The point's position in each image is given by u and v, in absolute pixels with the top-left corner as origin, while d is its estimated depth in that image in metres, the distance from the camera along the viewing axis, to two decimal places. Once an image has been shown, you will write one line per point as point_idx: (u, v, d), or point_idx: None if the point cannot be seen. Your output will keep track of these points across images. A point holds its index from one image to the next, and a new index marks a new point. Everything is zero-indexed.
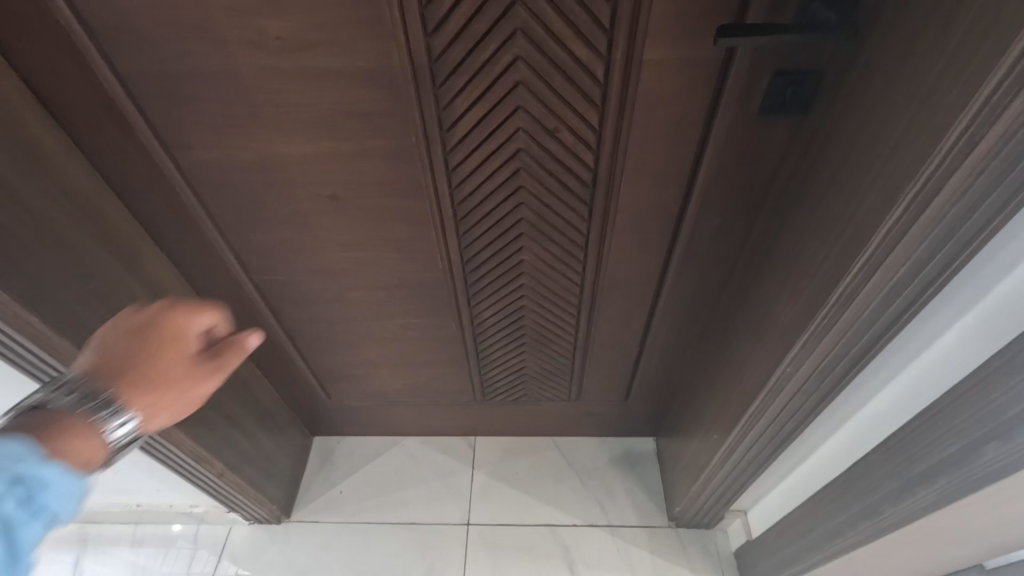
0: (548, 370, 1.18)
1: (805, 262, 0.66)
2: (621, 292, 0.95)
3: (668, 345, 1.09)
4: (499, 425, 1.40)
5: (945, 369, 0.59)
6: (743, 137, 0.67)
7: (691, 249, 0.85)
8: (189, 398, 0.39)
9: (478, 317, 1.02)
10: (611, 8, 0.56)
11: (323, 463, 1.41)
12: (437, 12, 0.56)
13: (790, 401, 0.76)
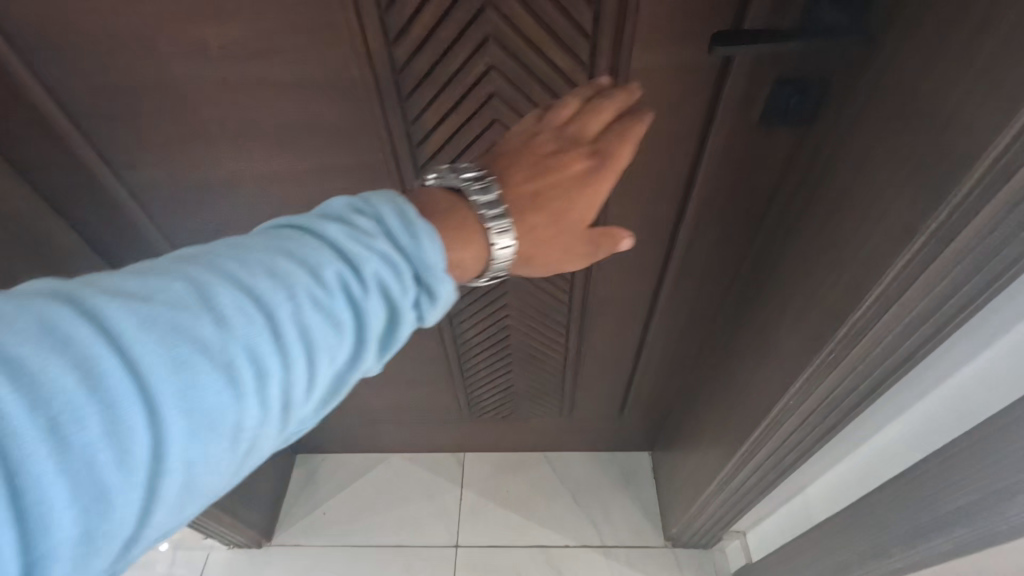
0: (539, 387, 1.12)
1: (810, 287, 0.61)
2: (614, 308, 0.90)
3: (664, 361, 1.03)
4: (489, 441, 1.34)
5: (967, 405, 0.54)
6: (742, 150, 0.61)
7: (687, 263, 0.79)
8: (560, 256, 0.45)
9: (462, 334, 0.96)
10: (595, 11, 0.50)
11: (306, 482, 1.36)
12: (400, 17, 0.50)
13: (793, 432, 0.71)
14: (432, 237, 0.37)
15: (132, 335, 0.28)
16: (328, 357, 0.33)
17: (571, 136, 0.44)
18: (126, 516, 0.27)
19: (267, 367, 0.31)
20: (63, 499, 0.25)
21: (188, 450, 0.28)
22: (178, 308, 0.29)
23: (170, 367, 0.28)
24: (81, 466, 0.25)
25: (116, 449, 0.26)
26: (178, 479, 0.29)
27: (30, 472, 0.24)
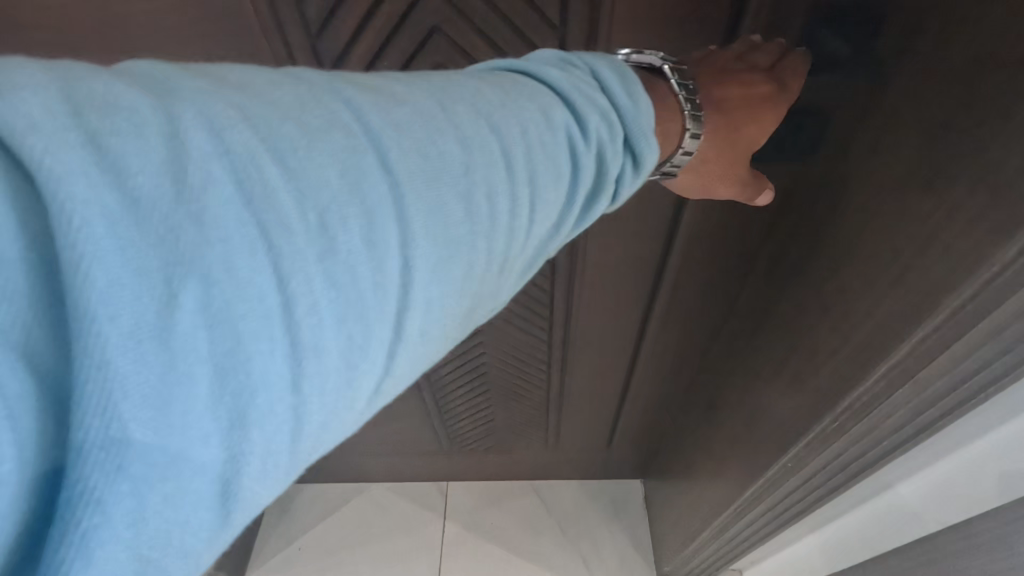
0: (521, 421, 1.06)
1: (803, 342, 0.55)
2: (598, 343, 0.84)
3: (653, 393, 0.97)
4: (472, 472, 1.28)
5: (988, 482, 0.48)
6: None
7: (675, 295, 0.74)
8: (721, 173, 0.44)
9: (435, 373, 0.90)
10: (559, 37, 0.43)
11: (280, 515, 1.29)
12: (334, 46, 0.43)
13: (788, 491, 0.65)
14: (642, 99, 0.35)
15: (392, 143, 0.25)
16: (554, 203, 0.31)
17: (749, 64, 0.42)
18: (381, 351, 0.24)
19: (507, 198, 0.28)
20: (330, 316, 0.22)
21: (440, 283, 0.26)
22: (429, 121, 0.26)
23: (429, 182, 0.25)
24: (350, 282, 0.22)
25: (382, 267, 0.23)
26: (423, 319, 0.26)
27: (302, 277, 0.21)
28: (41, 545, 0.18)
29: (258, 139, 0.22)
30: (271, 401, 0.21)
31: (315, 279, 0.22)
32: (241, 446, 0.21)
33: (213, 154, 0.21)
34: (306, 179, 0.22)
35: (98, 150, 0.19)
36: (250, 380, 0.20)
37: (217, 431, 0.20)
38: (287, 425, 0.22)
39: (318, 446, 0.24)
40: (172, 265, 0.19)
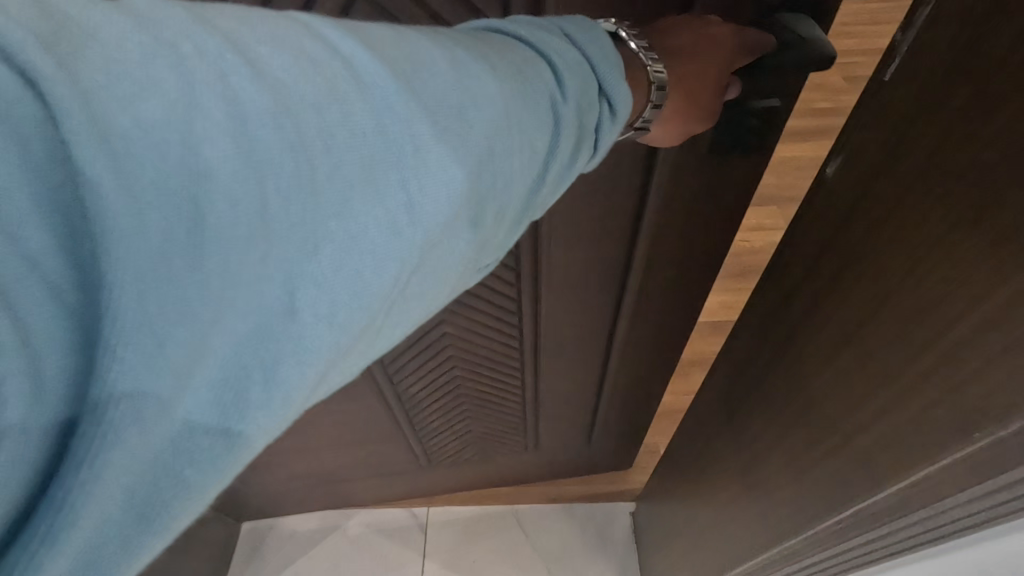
0: (493, 430, 1.29)
1: (829, 360, 0.58)
2: (565, 353, 1.09)
3: (624, 384, 1.20)
4: (464, 472, 1.39)
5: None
6: (699, 179, 0.80)
7: (640, 299, 1.00)
8: (686, 125, 0.64)
9: (406, 391, 1.11)
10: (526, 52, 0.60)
11: (253, 553, 1.42)
12: None
13: (758, 482, 0.72)
14: (609, 51, 0.46)
15: (428, 104, 0.32)
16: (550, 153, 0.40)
17: (713, 37, 0.61)
18: (439, 258, 0.34)
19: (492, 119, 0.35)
20: (382, 187, 0.30)
21: (477, 213, 0.35)
22: (452, 87, 0.34)
23: (461, 135, 0.33)
24: (421, 203, 0.31)
25: (441, 196, 0.32)
26: (465, 240, 0.35)
27: (356, 157, 0.29)
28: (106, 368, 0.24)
29: (342, 95, 0.29)
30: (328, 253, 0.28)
31: (391, 202, 0.30)
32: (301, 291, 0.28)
33: (314, 104, 0.28)
34: (366, 132, 0.30)
35: (249, 103, 0.27)
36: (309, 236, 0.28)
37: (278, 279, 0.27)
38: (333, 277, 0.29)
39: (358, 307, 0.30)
40: (301, 186, 0.27)
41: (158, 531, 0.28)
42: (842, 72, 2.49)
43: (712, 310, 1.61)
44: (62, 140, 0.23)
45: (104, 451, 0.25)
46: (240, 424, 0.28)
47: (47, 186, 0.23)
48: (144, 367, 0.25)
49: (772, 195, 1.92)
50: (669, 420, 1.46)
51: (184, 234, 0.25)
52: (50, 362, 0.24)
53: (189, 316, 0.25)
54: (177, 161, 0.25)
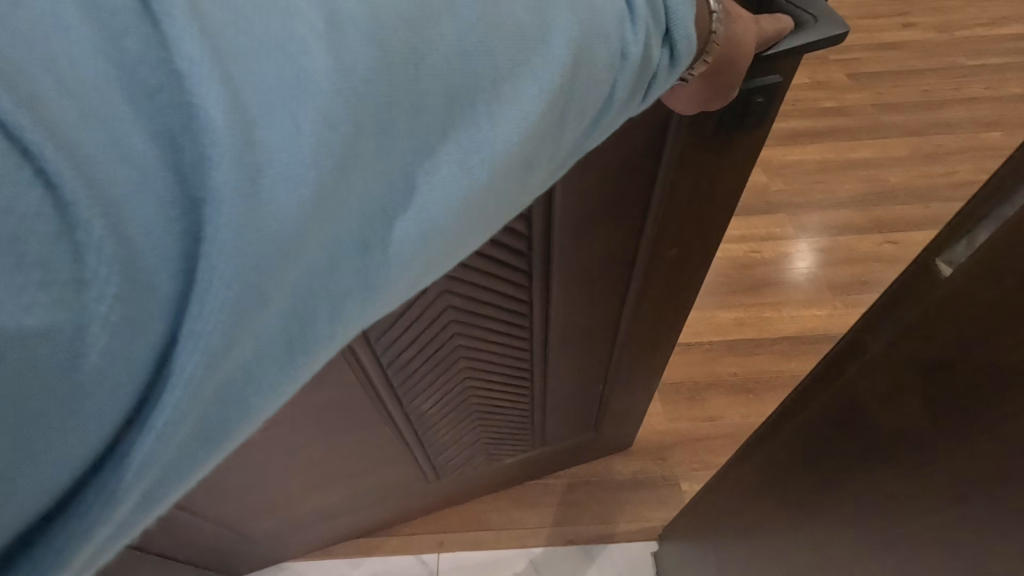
0: (504, 433, 1.30)
1: (856, 377, 0.57)
2: (574, 345, 1.14)
3: (629, 370, 1.25)
4: (474, 481, 1.39)
5: None
6: (704, 168, 0.89)
7: (645, 284, 1.07)
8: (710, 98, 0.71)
9: (416, 408, 1.09)
10: None
11: None
12: None
13: (824, 568, 0.64)
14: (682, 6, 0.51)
15: (490, 53, 0.37)
16: (595, 104, 0.46)
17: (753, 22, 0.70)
18: (483, 202, 0.40)
19: (549, 70, 0.40)
20: (452, 129, 0.37)
21: (519, 160, 0.41)
22: (517, 32, 0.38)
23: (533, 75, 0.40)
24: (477, 150, 0.38)
25: (491, 143, 0.39)
26: (506, 186, 0.41)
27: (435, 103, 0.36)
28: (195, 293, 0.29)
29: (428, 42, 0.35)
30: (405, 188, 0.36)
31: (450, 148, 0.37)
32: (391, 213, 0.36)
33: (404, 51, 0.34)
34: (446, 77, 0.36)
35: (346, 44, 0.32)
36: (393, 168, 0.35)
37: (368, 205, 0.35)
38: (412, 206, 0.36)
39: (429, 231, 0.37)
40: (382, 127, 0.33)
41: (221, 439, 0.34)
42: (845, 70, 2.42)
43: (726, 328, 1.56)
44: (177, 79, 0.28)
45: (197, 364, 0.30)
46: (311, 336, 0.35)
47: (155, 119, 0.28)
48: (237, 291, 0.30)
49: (781, 203, 1.85)
50: (687, 448, 1.40)
51: (279, 165, 0.30)
52: (162, 282, 0.28)
53: (282, 238, 0.30)
54: (285, 106, 0.30)
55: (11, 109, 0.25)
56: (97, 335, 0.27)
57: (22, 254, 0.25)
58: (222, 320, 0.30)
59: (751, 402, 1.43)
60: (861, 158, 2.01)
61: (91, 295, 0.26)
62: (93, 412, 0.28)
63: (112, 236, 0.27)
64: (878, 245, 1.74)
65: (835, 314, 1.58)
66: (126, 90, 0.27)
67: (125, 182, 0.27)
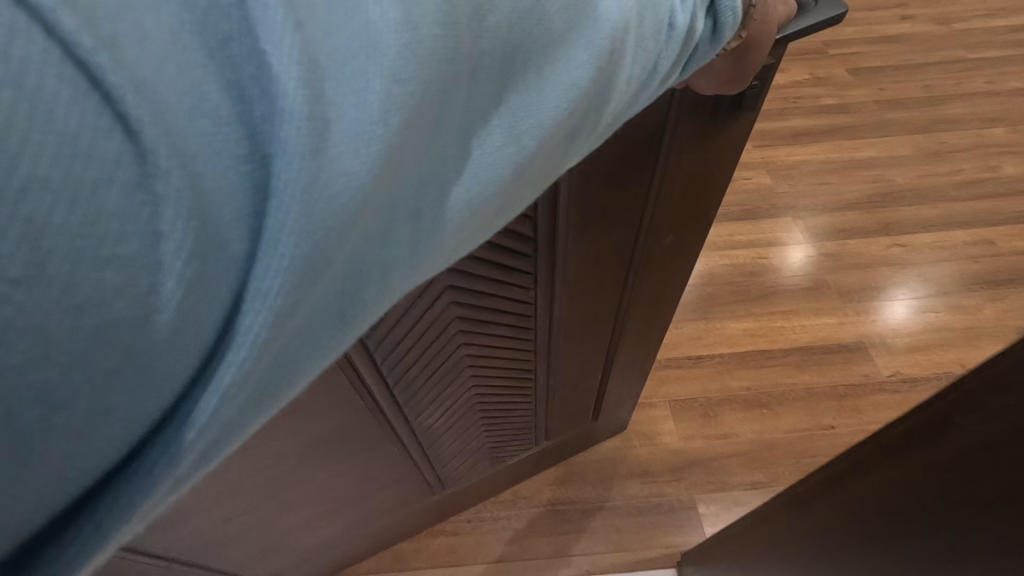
0: (509, 435, 1.26)
1: (935, 451, 0.52)
2: (577, 342, 1.11)
3: (628, 356, 1.24)
4: (479, 488, 1.34)
5: None
6: (701, 152, 0.88)
7: (643, 273, 1.05)
8: (732, 80, 0.70)
9: (422, 423, 1.04)
10: None
11: None
12: None
13: None
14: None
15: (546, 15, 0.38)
16: (642, 73, 0.46)
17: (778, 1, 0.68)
18: (527, 171, 0.41)
19: (597, 38, 0.41)
20: (504, 92, 0.38)
21: (563, 128, 0.42)
22: None
23: (589, 40, 0.40)
24: (526, 115, 0.39)
25: (541, 107, 0.39)
26: (548, 153, 0.42)
27: (491, 64, 0.36)
28: (263, 251, 0.29)
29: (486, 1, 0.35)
30: (457, 152, 0.37)
31: (501, 113, 0.38)
32: (443, 177, 0.37)
33: (468, 8, 0.34)
34: (505, 38, 0.36)
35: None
36: (448, 131, 0.36)
37: (423, 168, 0.35)
38: (463, 169, 0.38)
39: (478, 195, 0.38)
40: (444, 87, 0.34)
41: (274, 398, 0.35)
42: (845, 66, 2.38)
43: (737, 339, 1.52)
44: (249, 27, 0.28)
45: (262, 323, 0.30)
46: (362, 300, 0.35)
47: (229, 66, 0.28)
48: (304, 251, 0.30)
49: (784, 206, 1.83)
50: (702, 468, 1.36)
51: (348, 124, 0.30)
52: (235, 240, 0.29)
53: (351, 200, 0.30)
54: (352, 59, 0.30)
55: (93, 47, 0.25)
56: (169, 295, 0.28)
57: (101, 207, 0.25)
58: (290, 280, 0.30)
59: (766, 417, 1.40)
60: (864, 158, 1.98)
61: (164, 251, 0.27)
62: (164, 362, 0.29)
63: (187, 185, 0.27)
64: (886, 249, 1.70)
65: (847, 322, 1.55)
66: (203, 39, 0.27)
67: (201, 135, 0.27)
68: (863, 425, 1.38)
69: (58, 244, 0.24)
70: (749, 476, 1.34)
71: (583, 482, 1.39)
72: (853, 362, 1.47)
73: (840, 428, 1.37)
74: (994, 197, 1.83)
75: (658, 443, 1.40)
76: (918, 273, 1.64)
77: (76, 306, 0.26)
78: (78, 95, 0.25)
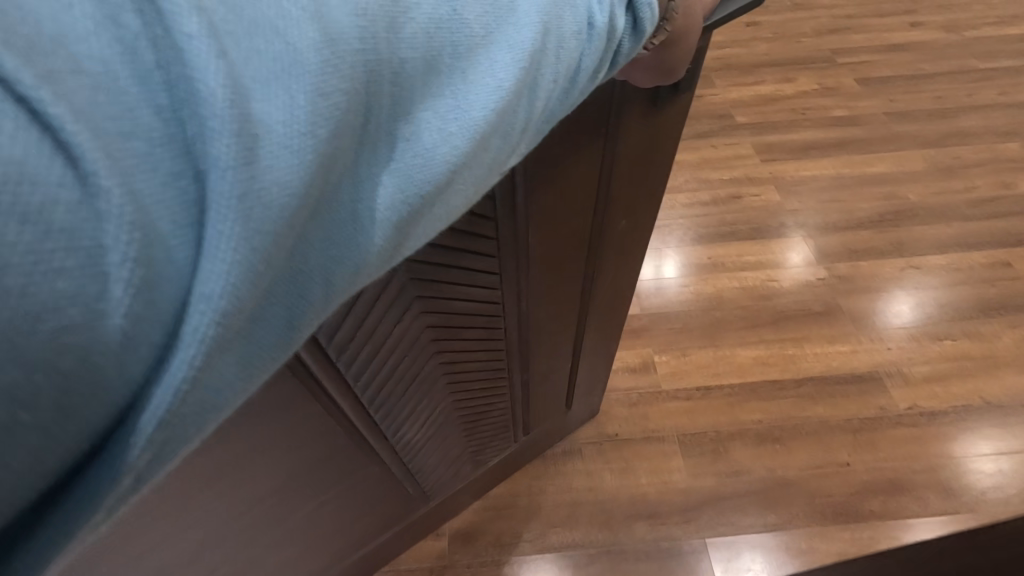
0: (489, 438, 1.22)
1: None
2: (546, 340, 1.07)
3: (593, 343, 1.22)
4: (463, 493, 1.31)
5: None
6: (647, 135, 0.85)
7: (603, 262, 1.02)
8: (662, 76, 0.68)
9: (400, 440, 0.98)
10: None
11: None
12: None
13: None
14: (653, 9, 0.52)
15: (463, 24, 0.39)
16: (567, 72, 0.46)
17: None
18: (468, 170, 0.41)
19: (516, 44, 0.41)
20: (437, 97, 0.38)
21: (492, 128, 0.41)
22: (478, 10, 0.40)
23: (506, 45, 0.41)
24: (453, 116, 0.39)
25: (463, 109, 0.39)
26: (488, 152, 0.42)
27: (418, 70, 0.36)
28: (204, 257, 0.28)
29: (402, 11, 0.35)
30: (389, 157, 0.36)
31: (430, 115, 0.38)
32: (376, 181, 0.36)
33: (383, 18, 0.34)
34: (429, 45, 0.37)
35: (328, 15, 0.31)
36: (377, 137, 0.35)
37: (353, 172, 0.34)
38: (398, 172, 0.36)
39: (415, 195, 0.37)
40: (373, 90, 0.34)
41: (215, 416, 0.32)
42: (855, 75, 2.32)
43: (748, 369, 1.48)
44: (178, 55, 0.27)
45: (208, 324, 0.28)
46: (305, 302, 0.34)
47: (154, 88, 0.27)
48: (248, 255, 0.28)
49: (793, 225, 1.77)
50: (713, 508, 1.30)
51: (280, 134, 0.29)
52: (180, 246, 0.27)
53: (287, 204, 0.29)
54: (278, 72, 0.29)
55: (33, 83, 0.24)
56: (117, 300, 0.26)
57: (49, 224, 0.24)
58: (232, 282, 0.28)
59: (778, 453, 1.36)
60: (876, 173, 1.92)
61: (112, 262, 0.25)
62: (113, 385, 0.27)
63: (127, 201, 0.26)
64: (901, 271, 1.65)
65: (860, 349, 1.50)
66: (132, 68, 0.27)
67: (136, 154, 0.26)
68: (879, 462, 1.33)
69: (13, 258, 0.23)
70: (762, 517, 1.28)
71: (588, 523, 1.32)
72: (867, 393, 1.42)
73: (855, 465, 1.33)
74: (1010, 215, 1.78)
75: (666, 481, 1.35)
76: (933, 297, 1.59)
77: (28, 315, 0.24)
78: (21, 127, 0.24)
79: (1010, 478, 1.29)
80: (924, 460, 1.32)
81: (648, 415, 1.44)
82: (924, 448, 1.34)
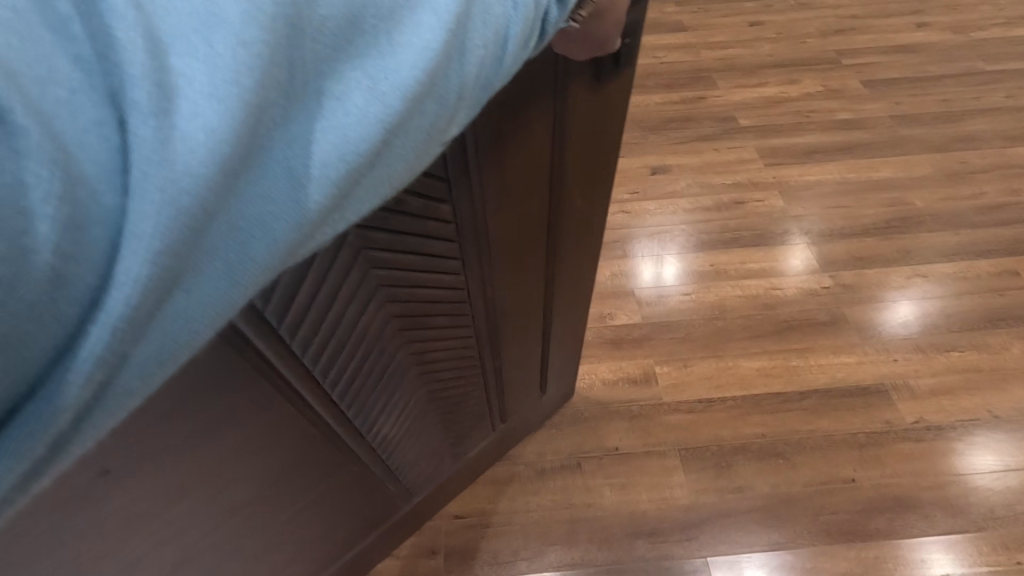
0: (470, 428, 1.21)
1: None
2: (516, 328, 1.05)
3: (563, 329, 1.21)
4: (445, 487, 1.30)
5: None
6: (594, 111, 0.84)
7: (564, 244, 1.01)
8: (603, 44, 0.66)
9: (377, 437, 0.95)
10: None
11: None
12: None
13: None
14: None
15: None
16: (505, 33, 0.47)
17: None
18: (408, 131, 0.41)
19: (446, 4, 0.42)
20: (369, 56, 0.39)
21: (430, 88, 0.42)
22: None
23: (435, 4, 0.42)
24: (386, 76, 0.39)
25: (397, 67, 0.40)
26: (430, 113, 0.43)
27: (343, 28, 0.38)
28: (129, 198, 0.30)
29: None
30: (324, 115, 0.37)
31: (363, 75, 0.39)
32: (313, 139, 0.37)
33: None
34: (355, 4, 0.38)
35: None
36: (309, 96, 0.36)
37: (286, 129, 0.36)
38: (335, 131, 0.37)
39: (354, 153, 0.38)
40: (294, 47, 0.35)
41: (164, 359, 0.34)
42: (860, 77, 2.28)
43: (751, 381, 1.46)
44: (92, 7, 0.30)
45: (140, 265, 0.30)
46: (247, 258, 0.35)
47: (69, 35, 0.29)
48: (174, 200, 0.30)
49: (796, 231, 1.74)
50: (715, 525, 1.28)
51: (199, 85, 0.31)
52: (105, 192, 0.29)
53: (213, 151, 0.31)
54: (190, 26, 0.32)
55: None
56: (44, 239, 0.28)
57: None
58: (164, 224, 0.30)
59: (781, 468, 1.33)
60: (882, 178, 1.88)
61: (34, 200, 0.27)
62: (50, 319, 0.29)
63: (53, 145, 0.28)
64: (907, 279, 1.62)
65: (866, 361, 1.47)
66: (42, 15, 0.29)
67: (56, 99, 0.28)
68: (886, 478, 1.30)
69: None
70: (765, 535, 1.25)
71: (588, 541, 1.29)
72: (873, 407, 1.40)
73: (861, 482, 1.30)
74: (1019, 222, 1.75)
75: (667, 497, 1.32)
76: (940, 307, 1.56)
77: None
78: None
79: (1017, 493, 1.27)
80: (931, 477, 1.30)
81: (650, 430, 1.41)
82: (932, 464, 1.31)
